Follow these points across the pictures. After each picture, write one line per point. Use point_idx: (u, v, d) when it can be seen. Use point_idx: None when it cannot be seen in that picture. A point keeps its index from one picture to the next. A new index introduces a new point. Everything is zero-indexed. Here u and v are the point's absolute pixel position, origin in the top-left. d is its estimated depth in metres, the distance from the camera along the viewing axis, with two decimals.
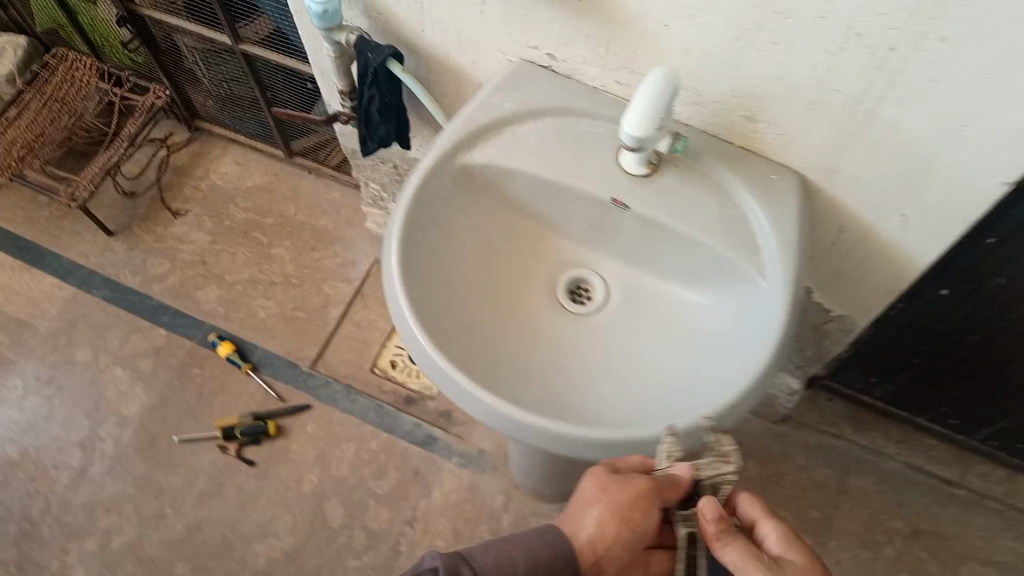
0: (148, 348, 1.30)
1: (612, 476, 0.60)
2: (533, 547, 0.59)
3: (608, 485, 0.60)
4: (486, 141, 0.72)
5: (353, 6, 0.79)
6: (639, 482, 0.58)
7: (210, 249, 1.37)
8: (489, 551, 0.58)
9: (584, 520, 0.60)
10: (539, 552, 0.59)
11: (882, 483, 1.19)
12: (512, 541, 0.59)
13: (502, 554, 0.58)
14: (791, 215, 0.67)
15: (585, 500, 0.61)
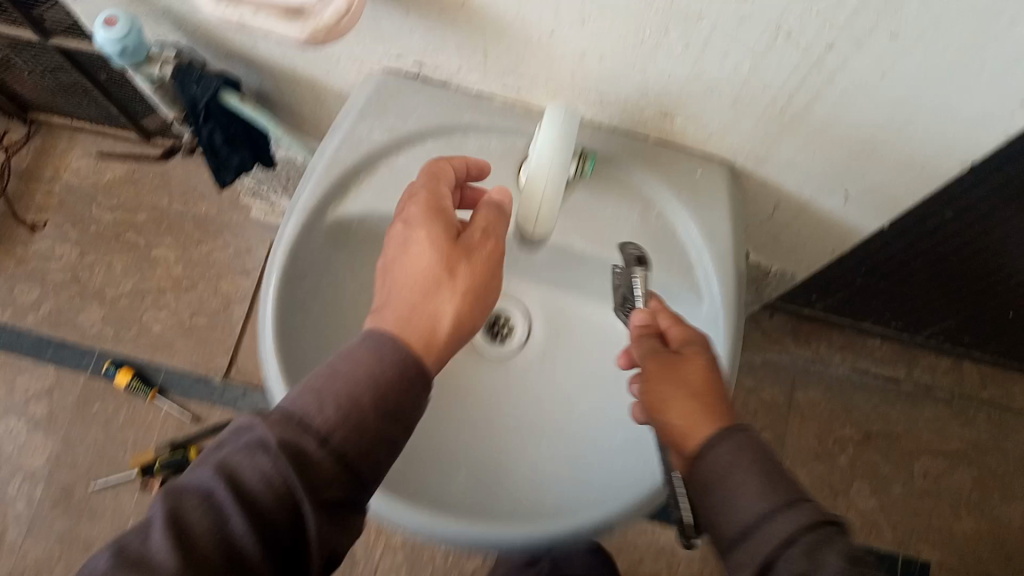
0: (39, 388, 1.19)
1: (428, 218, 0.50)
2: (362, 349, 0.46)
3: (424, 232, 0.50)
4: (358, 185, 0.60)
5: (161, 25, 0.62)
6: (480, 257, 0.50)
7: (82, 262, 1.21)
8: (318, 386, 0.44)
9: (419, 301, 0.48)
10: (378, 356, 0.45)
11: (829, 391, 1.17)
12: (338, 369, 0.45)
13: (330, 396, 0.43)
14: (721, 220, 0.60)
15: (405, 272, 0.49)
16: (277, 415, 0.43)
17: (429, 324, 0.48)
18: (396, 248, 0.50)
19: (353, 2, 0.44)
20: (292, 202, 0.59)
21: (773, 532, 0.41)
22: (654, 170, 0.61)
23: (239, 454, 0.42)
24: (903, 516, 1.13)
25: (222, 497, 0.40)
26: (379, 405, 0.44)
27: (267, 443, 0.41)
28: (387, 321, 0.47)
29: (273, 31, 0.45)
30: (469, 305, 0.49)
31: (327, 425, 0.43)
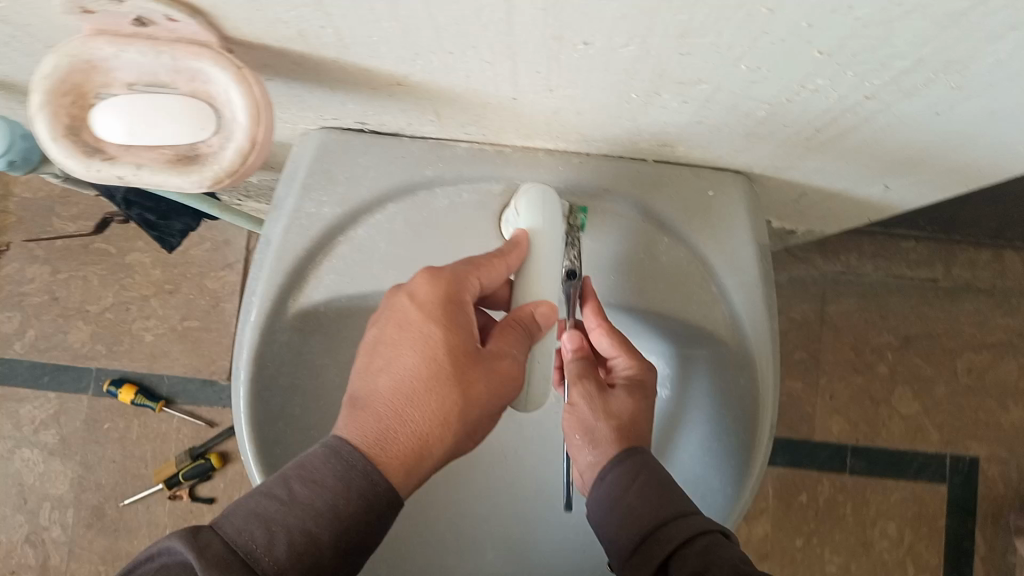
0: (47, 414, 1.12)
1: (437, 314, 0.43)
2: (331, 472, 0.39)
3: (434, 329, 0.43)
4: (317, 268, 0.51)
5: None
6: (493, 374, 0.43)
7: (56, 279, 1.13)
8: (271, 514, 0.38)
9: (410, 413, 0.41)
10: (347, 485, 0.39)
11: (864, 300, 1.08)
12: (298, 497, 0.38)
13: (281, 529, 0.37)
14: (743, 247, 0.52)
15: (401, 369, 0.42)
16: (216, 539, 0.36)
17: (418, 445, 0.41)
18: (395, 337, 0.43)
19: (257, 139, 0.36)
20: (246, 301, 0.51)
21: (672, 535, 0.44)
22: (658, 195, 0.51)
23: (168, 574, 0.35)
24: (949, 415, 1.06)
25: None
26: (337, 552, 0.38)
27: (198, 571, 0.34)
28: (367, 429, 0.40)
29: (168, 183, 0.37)
30: (467, 429, 0.43)
31: (273, 572, 0.36)
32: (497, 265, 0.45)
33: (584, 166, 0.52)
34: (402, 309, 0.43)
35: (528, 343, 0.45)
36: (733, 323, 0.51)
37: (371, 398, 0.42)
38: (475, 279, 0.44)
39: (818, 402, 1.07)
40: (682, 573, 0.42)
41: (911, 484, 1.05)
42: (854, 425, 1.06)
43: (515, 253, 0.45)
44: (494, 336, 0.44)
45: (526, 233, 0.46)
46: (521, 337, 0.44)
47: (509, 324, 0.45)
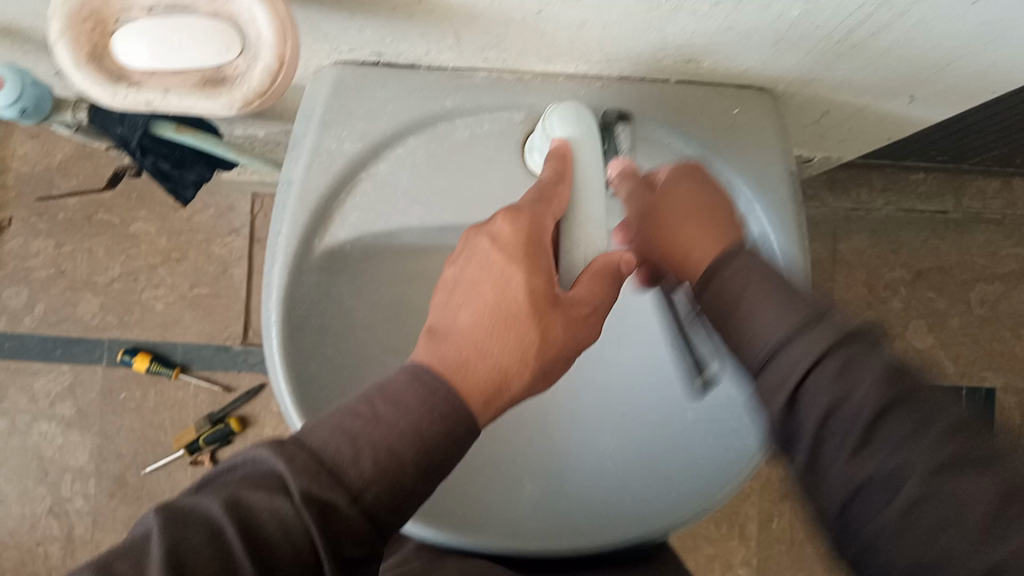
0: (62, 388, 1.12)
1: (520, 253, 0.40)
2: (412, 393, 0.36)
3: (514, 269, 0.40)
4: (340, 206, 0.51)
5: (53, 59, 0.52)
6: (572, 320, 0.41)
7: (62, 252, 1.12)
8: (356, 430, 0.34)
9: (491, 347, 0.38)
10: (429, 410, 0.36)
11: (875, 235, 1.07)
12: (382, 417, 0.35)
13: (368, 444, 0.34)
14: (773, 163, 0.51)
15: (486, 306, 0.39)
16: (302, 450, 0.33)
17: (497, 378, 0.38)
18: (473, 278, 0.40)
19: (284, 58, 0.35)
20: (272, 245, 0.51)
21: (795, 365, 0.37)
22: (683, 116, 0.51)
23: (254, 479, 0.33)
24: (964, 347, 1.07)
25: (230, 536, 0.31)
26: (419, 473, 0.35)
27: (289, 480, 0.32)
28: (447, 357, 0.37)
29: (195, 108, 0.36)
30: (544, 370, 0.40)
31: (359, 484, 0.33)
32: (564, 193, 0.41)
33: (608, 90, 0.51)
34: (482, 250, 0.40)
35: (614, 291, 0.41)
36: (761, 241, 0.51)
37: (449, 332, 0.39)
38: (551, 214, 0.41)
39: None
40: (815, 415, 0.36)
41: None
42: None
43: (567, 167, 0.42)
44: (578, 280, 0.41)
45: (564, 142, 0.43)
46: (611, 285, 0.41)
47: (596, 271, 0.41)
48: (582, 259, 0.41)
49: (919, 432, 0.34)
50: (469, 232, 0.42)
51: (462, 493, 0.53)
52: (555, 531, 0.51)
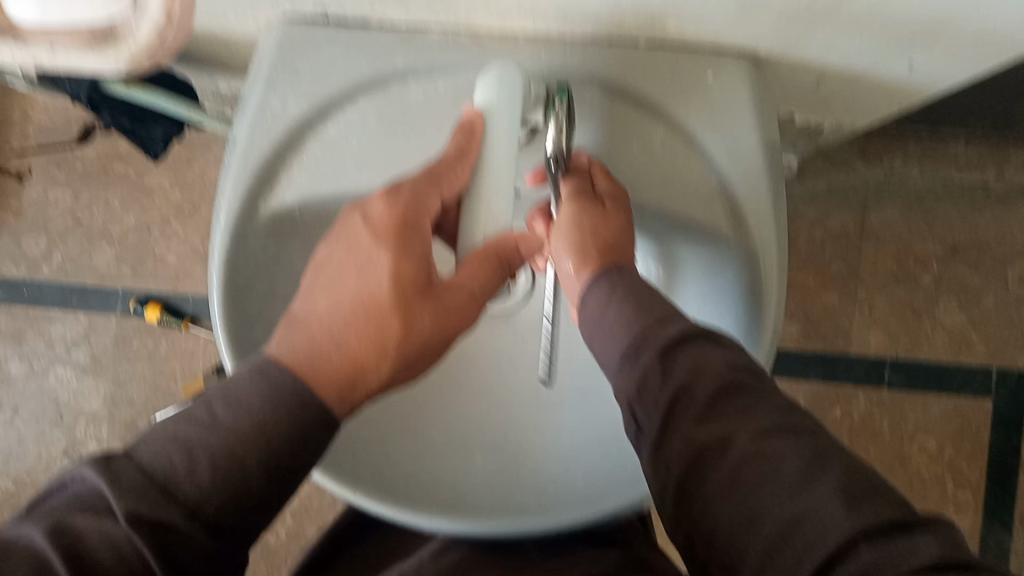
0: (77, 334, 1.13)
1: (392, 237, 0.38)
2: (253, 393, 0.33)
3: (385, 251, 0.38)
4: (286, 167, 0.49)
5: None
6: (446, 306, 0.38)
7: (79, 202, 1.13)
8: (190, 437, 0.32)
9: (345, 334, 0.36)
10: (268, 404, 0.33)
11: (905, 208, 1.01)
12: (216, 419, 0.32)
13: (202, 451, 0.31)
14: (747, 131, 0.47)
15: (346, 291, 0.37)
16: (131, 466, 0.31)
17: (351, 369, 0.35)
18: (344, 258, 0.38)
19: (172, 12, 0.32)
20: (216, 207, 0.49)
21: (665, 330, 0.40)
22: (648, 81, 0.47)
23: (83, 501, 0.30)
24: (995, 327, 1.00)
25: (57, 567, 0.28)
26: (267, 476, 0.32)
27: (115, 502, 0.29)
28: (298, 346, 0.35)
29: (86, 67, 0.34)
30: (409, 360, 0.38)
31: (196, 495, 0.31)
32: (461, 168, 0.40)
33: (570, 54, 0.48)
34: (356, 228, 0.38)
35: (503, 277, 0.39)
36: (734, 214, 0.46)
37: (304, 318, 0.36)
38: (438, 194, 0.40)
39: (855, 316, 1.01)
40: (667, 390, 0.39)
41: (954, 400, 1.00)
42: (894, 338, 1.01)
43: (474, 140, 0.40)
44: (464, 262, 0.38)
45: (478, 113, 0.40)
46: (495, 269, 0.38)
47: (486, 254, 0.38)
48: (482, 236, 0.39)
49: (749, 410, 0.37)
50: (347, 208, 0.40)
51: (395, 460, 0.51)
52: (495, 507, 0.49)
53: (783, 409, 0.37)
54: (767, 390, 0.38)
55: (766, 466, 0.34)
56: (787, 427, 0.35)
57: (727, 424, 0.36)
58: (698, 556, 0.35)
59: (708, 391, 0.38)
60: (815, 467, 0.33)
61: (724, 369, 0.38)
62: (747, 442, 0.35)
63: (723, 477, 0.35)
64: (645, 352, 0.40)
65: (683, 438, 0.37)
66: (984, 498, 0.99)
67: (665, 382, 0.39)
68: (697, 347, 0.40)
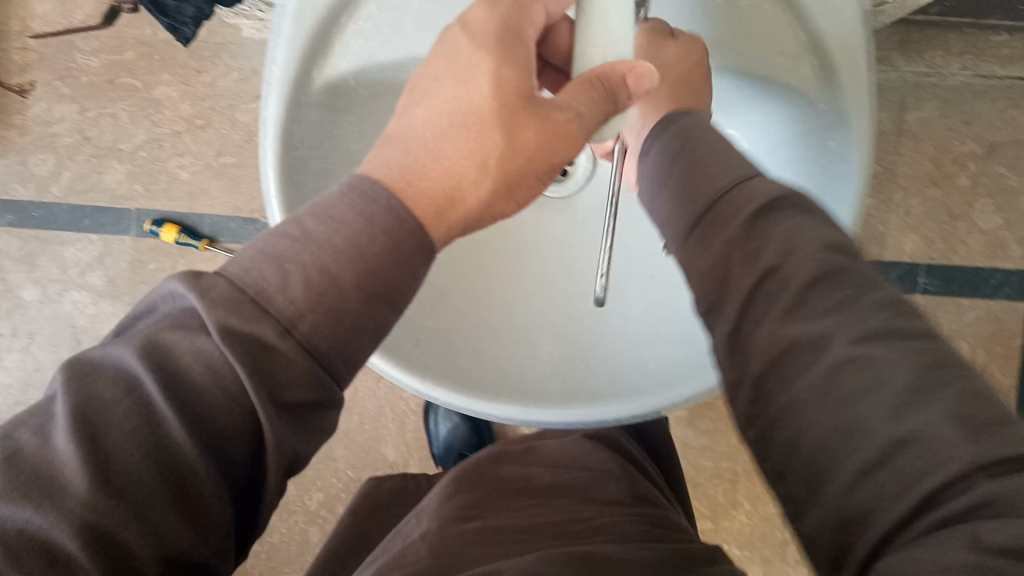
0: (92, 257, 1.10)
1: (491, 44, 0.37)
2: (350, 208, 0.30)
3: (483, 60, 0.36)
4: (341, 31, 0.46)
5: None
6: (547, 125, 0.37)
7: (86, 117, 1.08)
8: (282, 251, 0.29)
9: (442, 146, 0.34)
10: (368, 220, 0.30)
11: (947, 104, 0.97)
12: (311, 233, 0.30)
13: (295, 266, 0.29)
14: None
15: (448, 101, 0.36)
16: (221, 281, 0.28)
17: (449, 184, 0.34)
18: (444, 70, 0.37)
19: None
20: (267, 78, 0.46)
21: (744, 202, 0.36)
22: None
23: (173, 317, 0.29)
24: None
25: (149, 388, 0.27)
26: (363, 298, 0.30)
27: (204, 315, 0.28)
28: (392, 163, 0.33)
29: None
30: (507, 182, 0.37)
31: (289, 314, 0.28)
32: None
33: None
34: (454, 38, 0.37)
35: (608, 106, 0.36)
36: (823, 70, 0.44)
37: (402, 130, 0.35)
38: (541, 5, 0.38)
39: (891, 218, 1.00)
40: (749, 270, 0.35)
41: (989, 304, 1.00)
42: (929, 241, 0.99)
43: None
44: (567, 87, 0.37)
45: None
46: (599, 93, 0.36)
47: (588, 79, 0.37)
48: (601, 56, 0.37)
49: (847, 302, 0.32)
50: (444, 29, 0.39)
51: (460, 345, 0.50)
52: (562, 394, 0.48)
53: (887, 305, 0.32)
54: (869, 279, 0.33)
55: (864, 370, 0.30)
56: (888, 328, 0.31)
57: (822, 316, 0.32)
58: (774, 456, 0.33)
59: (799, 282, 0.33)
60: (922, 384, 0.29)
61: (818, 250, 0.34)
62: (843, 343, 0.31)
63: (817, 380, 0.31)
64: (717, 229, 0.36)
65: (760, 331, 0.34)
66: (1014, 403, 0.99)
67: (747, 261, 0.35)
68: (783, 228, 0.35)
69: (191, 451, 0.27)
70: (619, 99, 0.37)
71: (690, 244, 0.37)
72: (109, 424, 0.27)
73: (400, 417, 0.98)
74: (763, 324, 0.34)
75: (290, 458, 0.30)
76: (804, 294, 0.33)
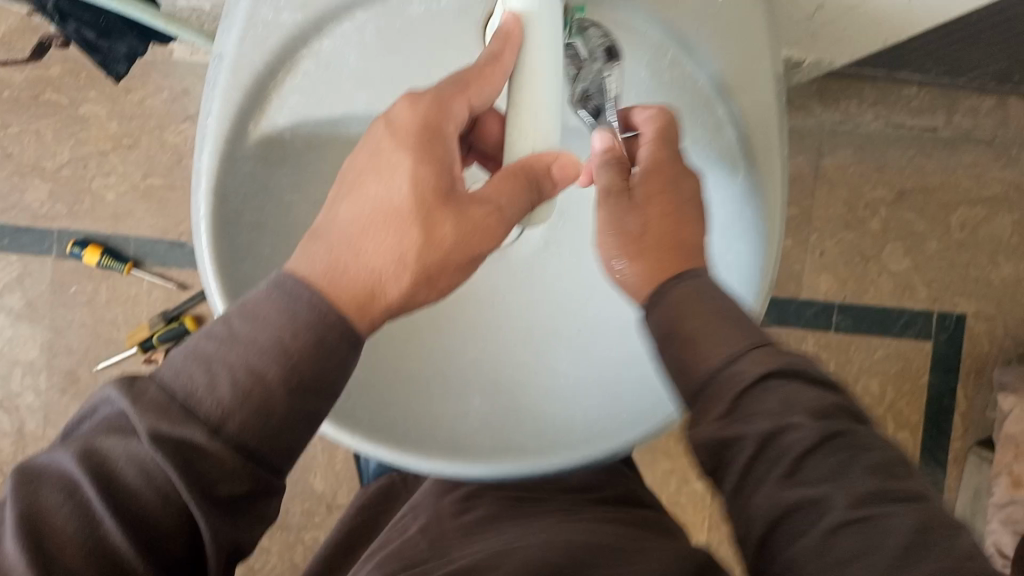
0: (10, 278, 1.03)
1: (411, 145, 0.39)
2: (275, 306, 0.35)
3: (402, 161, 0.39)
4: (278, 86, 0.46)
5: None
6: (465, 219, 0.39)
7: (6, 133, 1.02)
8: (211, 354, 0.34)
9: (367, 244, 0.37)
10: (292, 320, 0.34)
11: (861, 151, 1.00)
12: (239, 335, 0.34)
13: (224, 368, 0.33)
14: (757, 56, 0.46)
15: (369, 200, 0.38)
16: (154, 386, 0.33)
17: (371, 280, 0.37)
18: (363, 167, 0.39)
19: None
20: (202, 129, 0.46)
21: (745, 375, 0.40)
22: (676, 9, 0.46)
23: (111, 422, 0.33)
24: (940, 271, 1.01)
25: (86, 490, 0.31)
26: (289, 393, 0.34)
27: (136, 422, 0.32)
28: (317, 261, 0.36)
29: None
30: (428, 273, 0.39)
31: (217, 414, 0.33)
32: (491, 71, 0.40)
33: None
34: (375, 137, 0.39)
35: (530, 196, 0.39)
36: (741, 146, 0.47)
37: (329, 227, 0.38)
38: (464, 100, 0.40)
39: (808, 258, 1.01)
40: (749, 436, 0.39)
41: (895, 341, 1.02)
42: (843, 282, 1.01)
43: (509, 48, 0.40)
44: (491, 180, 0.39)
45: (515, 19, 0.40)
46: (521, 186, 0.39)
47: (508, 173, 0.39)
48: (529, 148, 0.40)
49: (844, 464, 0.37)
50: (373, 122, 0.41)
51: (389, 402, 0.50)
52: (491, 448, 0.50)
53: (877, 467, 0.37)
54: (859, 437, 0.38)
55: (861, 537, 0.35)
56: (881, 491, 0.36)
57: (821, 480, 0.37)
58: None
59: (834, 482, 0.37)
60: (913, 546, 0.34)
61: (813, 419, 0.38)
62: (843, 507, 0.36)
63: (817, 541, 0.36)
64: (720, 399, 0.41)
65: (767, 496, 0.38)
66: (923, 436, 1.02)
67: (751, 430, 0.39)
68: (785, 399, 0.39)
69: (128, 551, 0.31)
70: (543, 192, 0.39)
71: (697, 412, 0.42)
72: (53, 529, 0.31)
73: (329, 447, 0.97)
74: (780, 478, 0.38)
75: (228, 546, 0.34)
76: (796, 461, 0.38)
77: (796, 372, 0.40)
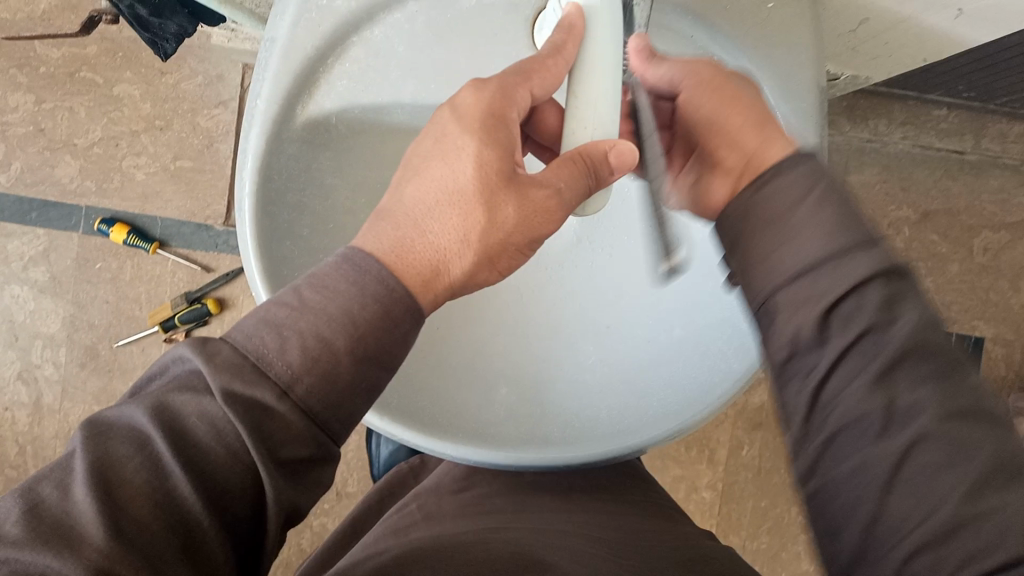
0: (35, 252, 1.04)
1: (479, 128, 0.40)
2: (344, 278, 0.35)
3: (467, 142, 0.40)
4: (328, 71, 0.47)
5: None
6: (526, 202, 0.40)
7: (40, 108, 1.03)
8: (282, 320, 0.34)
9: (430, 223, 0.39)
10: (360, 291, 0.35)
11: (887, 171, 1.00)
12: (309, 303, 0.34)
13: (294, 333, 0.34)
14: (804, 62, 0.47)
15: (433, 181, 0.40)
16: (225, 347, 0.33)
17: (435, 258, 0.38)
18: (430, 150, 0.40)
19: None
20: (250, 108, 0.47)
21: (852, 270, 0.36)
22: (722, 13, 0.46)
23: (181, 381, 0.33)
24: (960, 293, 1.01)
25: (155, 445, 0.32)
26: (355, 361, 0.34)
27: (209, 379, 0.32)
28: (382, 237, 0.37)
29: None
30: (490, 252, 0.40)
31: (287, 376, 0.33)
32: (553, 61, 0.41)
33: None
34: (443, 120, 0.41)
35: (585, 179, 0.40)
36: None
37: (395, 207, 0.39)
38: (526, 89, 0.41)
39: None
40: (849, 328, 0.36)
41: None
42: None
43: (571, 40, 0.41)
44: (550, 165, 0.40)
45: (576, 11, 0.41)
46: (580, 172, 0.40)
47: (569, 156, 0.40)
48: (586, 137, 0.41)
49: (937, 377, 0.35)
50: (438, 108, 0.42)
51: (426, 387, 0.51)
52: (519, 439, 0.50)
53: (973, 391, 0.35)
54: (952, 351, 0.36)
55: (948, 449, 0.33)
56: (972, 412, 0.34)
57: (917, 386, 0.35)
58: (823, 501, 0.37)
59: (933, 391, 0.35)
60: (1001, 471, 0.33)
61: (915, 321, 0.36)
62: (934, 424, 0.34)
63: (891, 449, 0.34)
64: (808, 288, 0.37)
65: (854, 397, 0.36)
66: None
67: (847, 324, 0.36)
68: (888, 299, 0.36)
69: (195, 505, 0.31)
70: (599, 180, 0.40)
71: (777, 301, 0.38)
72: (122, 477, 0.31)
73: None
74: (866, 386, 0.35)
75: (287, 508, 0.34)
76: (891, 363, 0.35)
77: (901, 275, 0.37)
